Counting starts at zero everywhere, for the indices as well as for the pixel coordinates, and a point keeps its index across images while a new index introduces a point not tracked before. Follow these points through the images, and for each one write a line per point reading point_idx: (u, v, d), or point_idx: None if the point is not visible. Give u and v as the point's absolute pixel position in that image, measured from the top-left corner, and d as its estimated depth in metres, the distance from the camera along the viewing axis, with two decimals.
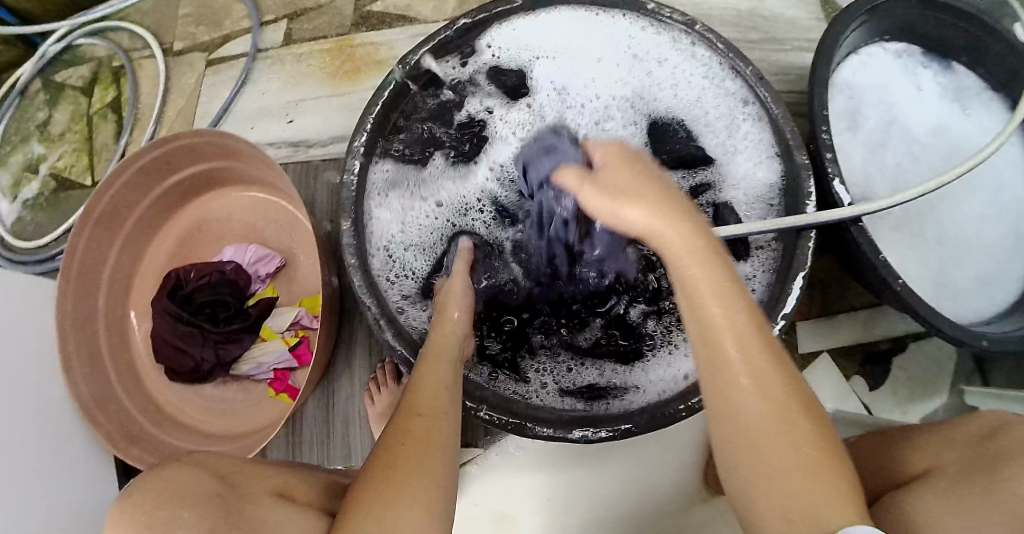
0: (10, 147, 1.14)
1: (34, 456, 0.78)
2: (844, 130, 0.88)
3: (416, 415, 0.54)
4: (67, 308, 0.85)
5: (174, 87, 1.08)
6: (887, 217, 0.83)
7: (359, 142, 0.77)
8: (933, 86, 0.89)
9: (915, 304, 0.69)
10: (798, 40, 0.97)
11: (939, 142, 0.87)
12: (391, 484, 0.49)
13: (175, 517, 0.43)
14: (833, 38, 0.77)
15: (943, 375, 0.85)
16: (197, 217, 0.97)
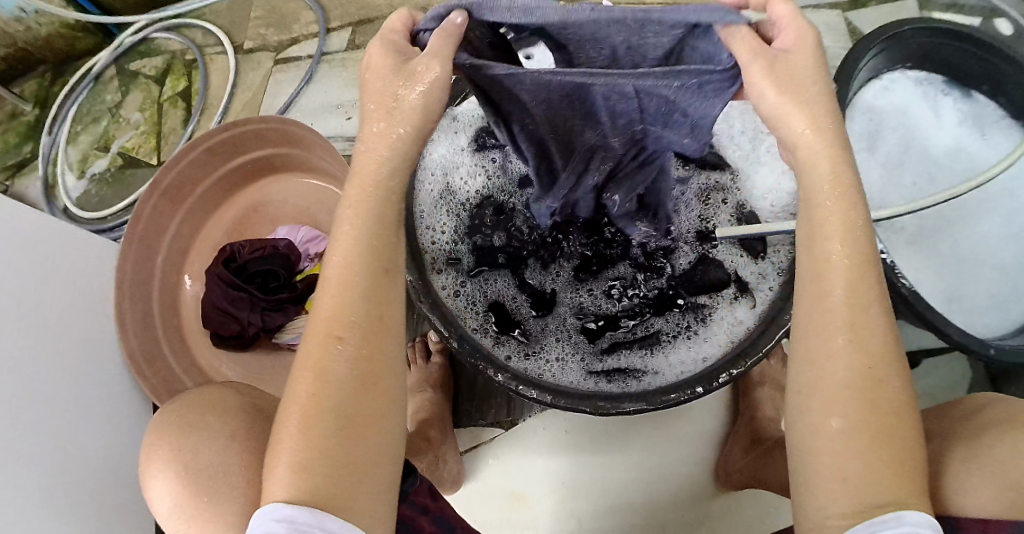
0: (82, 126, 1.23)
1: (84, 394, 0.84)
2: (862, 149, 0.96)
3: (338, 338, 0.46)
4: (127, 269, 0.92)
5: (242, 82, 1.17)
6: (901, 231, 0.90)
7: (418, 127, 0.85)
8: (953, 113, 0.96)
9: (922, 309, 0.73)
10: (826, 68, 1.05)
11: (955, 165, 0.93)
12: (309, 420, 0.44)
13: (206, 438, 0.54)
14: (850, 67, 0.85)
15: (957, 388, 0.88)
16: (253, 199, 1.04)
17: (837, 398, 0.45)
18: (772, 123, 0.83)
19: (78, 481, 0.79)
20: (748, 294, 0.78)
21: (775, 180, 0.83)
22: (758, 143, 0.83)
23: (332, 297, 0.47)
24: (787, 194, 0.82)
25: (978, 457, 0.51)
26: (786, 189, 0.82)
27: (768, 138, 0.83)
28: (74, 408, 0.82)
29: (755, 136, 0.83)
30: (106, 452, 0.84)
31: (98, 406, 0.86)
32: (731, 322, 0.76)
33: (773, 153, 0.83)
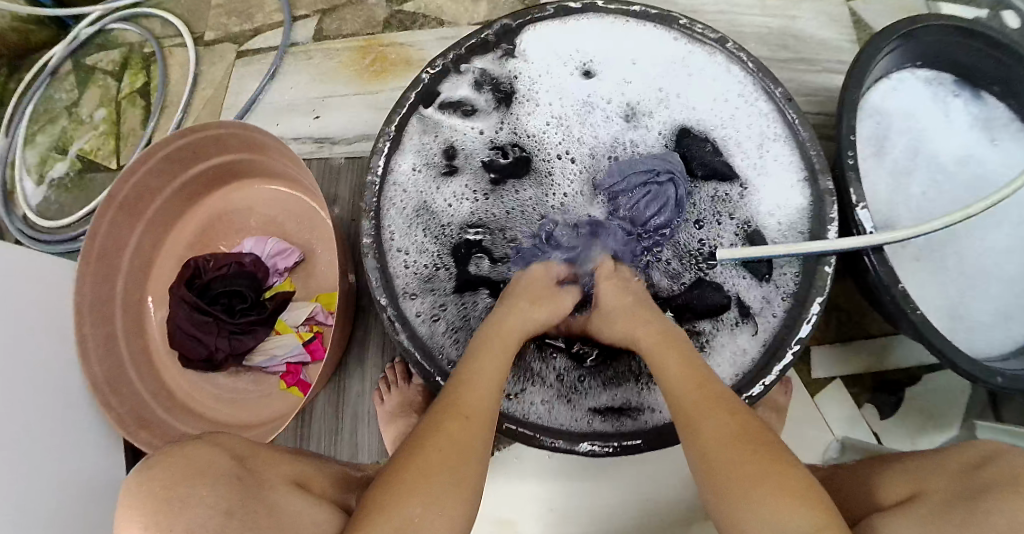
0: (38, 127, 1.15)
1: (43, 429, 0.79)
2: (871, 155, 0.87)
3: (465, 417, 0.54)
4: (86, 290, 0.86)
5: (204, 77, 1.09)
6: (908, 246, 0.83)
7: (387, 139, 0.79)
8: (963, 116, 0.89)
9: (931, 337, 0.68)
10: (828, 61, 0.97)
11: (963, 174, 0.87)
12: (420, 486, 0.49)
13: (193, 499, 0.45)
14: (865, 63, 0.77)
15: (956, 407, 0.84)
16: (219, 207, 0.97)
17: (720, 442, 0.52)
18: (782, 131, 0.80)
19: (41, 523, 0.74)
20: (750, 320, 0.75)
21: (783, 192, 0.79)
22: (766, 152, 0.80)
23: (465, 385, 0.57)
24: (797, 209, 0.78)
25: (980, 528, 0.47)
26: (797, 203, 0.78)
27: (777, 146, 0.80)
28: (33, 445, 0.77)
29: (765, 142, 0.80)
30: (72, 488, 0.80)
31: (64, 441, 0.81)
32: (733, 351, 0.75)
33: (783, 163, 0.80)
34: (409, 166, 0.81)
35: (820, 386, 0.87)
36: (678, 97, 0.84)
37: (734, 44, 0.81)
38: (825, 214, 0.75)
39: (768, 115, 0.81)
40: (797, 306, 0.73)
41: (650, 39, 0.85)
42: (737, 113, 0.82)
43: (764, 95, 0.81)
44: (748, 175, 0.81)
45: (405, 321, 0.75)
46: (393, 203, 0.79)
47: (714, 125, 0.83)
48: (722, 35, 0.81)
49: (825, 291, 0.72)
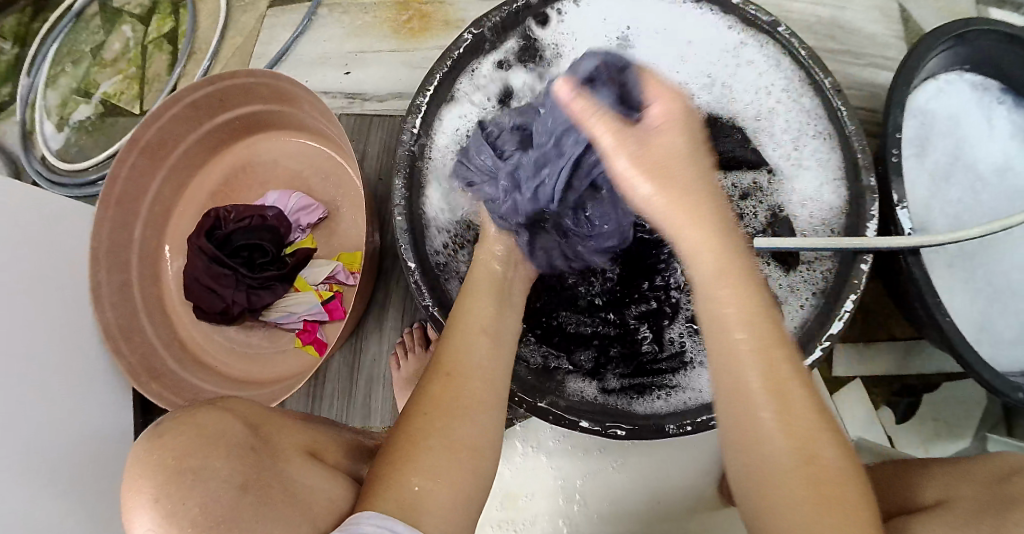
0: (61, 68, 1.12)
1: (54, 373, 0.77)
2: (910, 156, 0.84)
3: (448, 376, 0.54)
4: (103, 234, 0.83)
5: (233, 25, 1.06)
6: (942, 251, 0.80)
7: (420, 102, 0.76)
8: (1005, 125, 0.85)
9: (956, 343, 0.67)
10: (877, 57, 0.93)
11: (1003, 184, 0.83)
12: (421, 442, 0.49)
13: (207, 467, 0.44)
14: (915, 60, 0.74)
15: (972, 417, 0.82)
16: (243, 157, 0.95)
17: (777, 456, 0.43)
18: (825, 125, 0.75)
19: (46, 467, 0.72)
20: (779, 308, 0.74)
21: (816, 192, 0.76)
22: (801, 147, 0.77)
23: (456, 342, 0.56)
24: (827, 206, 0.75)
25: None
26: (829, 203, 0.75)
27: (817, 144, 0.76)
28: (43, 388, 0.75)
29: (804, 140, 0.77)
30: (85, 435, 0.79)
31: (77, 387, 0.80)
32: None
33: (821, 162, 0.76)
34: (452, 129, 0.79)
35: (840, 385, 0.84)
36: (729, 86, 0.81)
37: (786, 28, 0.75)
38: (865, 211, 0.71)
39: (812, 111, 0.76)
40: (831, 302, 0.71)
41: (705, 27, 0.81)
42: (780, 108, 0.78)
43: (811, 89, 0.76)
44: (783, 169, 0.78)
45: (433, 285, 0.73)
46: (426, 161, 0.77)
47: (753, 117, 0.80)
48: (776, 18, 0.75)
49: (863, 285, 0.69)
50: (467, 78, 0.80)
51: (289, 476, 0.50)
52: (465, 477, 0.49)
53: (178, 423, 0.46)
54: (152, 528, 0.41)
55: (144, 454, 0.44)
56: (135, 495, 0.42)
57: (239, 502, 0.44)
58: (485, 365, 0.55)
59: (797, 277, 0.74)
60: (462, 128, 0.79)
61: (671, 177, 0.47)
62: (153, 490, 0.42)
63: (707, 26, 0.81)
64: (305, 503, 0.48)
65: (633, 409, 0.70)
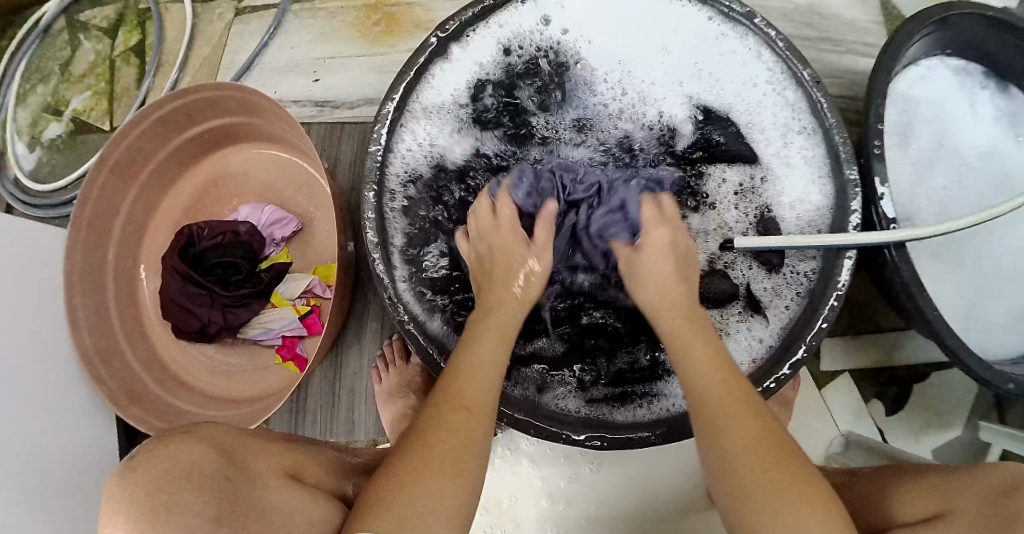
0: (30, 85, 1.10)
1: (33, 402, 0.76)
2: (894, 145, 0.82)
3: (466, 410, 0.52)
4: (76, 259, 0.82)
5: (200, 35, 1.04)
6: (927, 241, 0.79)
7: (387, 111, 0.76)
8: (988, 109, 0.83)
9: (945, 337, 0.66)
10: (856, 42, 0.91)
11: (988, 171, 0.81)
12: (427, 467, 0.48)
13: (180, 500, 0.44)
14: (899, 43, 0.72)
15: (963, 406, 0.81)
16: (215, 171, 0.93)
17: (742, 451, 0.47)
18: (809, 119, 0.74)
19: (29, 498, 0.72)
20: (762, 310, 0.72)
21: (804, 188, 0.74)
22: (789, 142, 0.75)
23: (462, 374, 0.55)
24: (814, 205, 0.74)
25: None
26: (816, 200, 0.74)
27: (802, 139, 0.75)
28: (23, 418, 0.74)
29: (789, 134, 0.75)
30: (68, 462, 0.79)
31: (59, 414, 0.80)
32: (754, 340, 0.72)
33: (807, 156, 0.75)
34: (423, 134, 0.78)
35: (828, 380, 0.83)
36: (709, 79, 0.78)
37: (762, 20, 0.75)
38: (847, 206, 0.71)
39: (795, 105, 0.75)
40: (815, 301, 0.70)
41: (686, 20, 0.79)
42: (764, 101, 0.76)
43: (794, 83, 0.75)
44: (772, 164, 0.75)
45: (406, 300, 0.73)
46: (398, 170, 0.77)
47: (740, 110, 0.77)
48: (751, 9, 0.75)
49: (844, 281, 0.69)
50: (439, 80, 0.78)
51: (263, 501, 0.50)
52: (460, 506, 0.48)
53: (150, 454, 0.46)
54: None
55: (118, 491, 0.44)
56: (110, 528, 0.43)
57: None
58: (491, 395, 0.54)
59: (781, 279, 0.72)
60: (435, 132, 0.78)
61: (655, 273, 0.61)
62: (128, 524, 0.43)
63: (688, 15, 0.79)
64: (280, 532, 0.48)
65: (619, 417, 0.69)
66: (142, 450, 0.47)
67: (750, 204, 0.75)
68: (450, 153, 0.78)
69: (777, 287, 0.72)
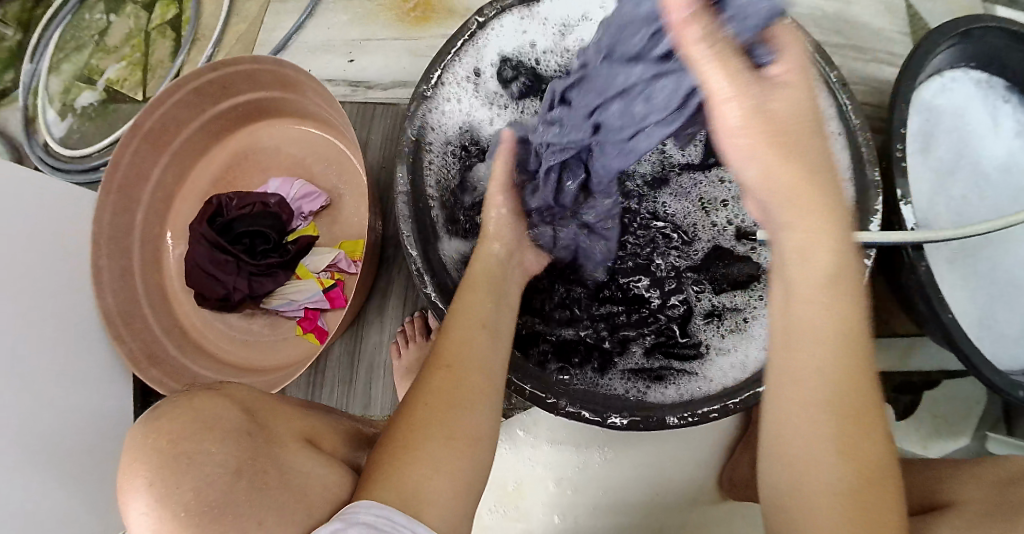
0: (64, 54, 1.12)
1: (54, 359, 0.77)
2: (915, 151, 0.84)
3: (448, 370, 0.55)
4: (104, 221, 0.83)
5: (236, 12, 1.05)
6: (945, 248, 0.80)
7: (426, 87, 0.75)
8: (1010, 122, 0.84)
9: (958, 337, 0.67)
10: (881, 52, 0.92)
11: (1006, 183, 0.82)
12: (407, 456, 0.50)
13: (202, 451, 0.45)
14: (922, 55, 0.74)
15: (973, 415, 0.82)
16: (246, 145, 0.94)
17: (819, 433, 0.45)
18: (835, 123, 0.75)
19: (45, 454, 0.72)
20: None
21: None
22: None
23: (458, 339, 0.58)
24: None
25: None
26: None
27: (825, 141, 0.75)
28: (44, 375, 0.75)
29: None
30: (86, 422, 0.79)
31: (79, 373, 0.80)
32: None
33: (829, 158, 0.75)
34: (446, 118, 0.78)
35: None
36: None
37: None
38: (870, 207, 0.71)
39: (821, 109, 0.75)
40: None
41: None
42: None
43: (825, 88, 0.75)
44: None
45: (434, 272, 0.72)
46: (428, 148, 0.76)
47: None
48: None
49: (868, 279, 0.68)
50: (469, 64, 0.78)
51: (282, 459, 0.50)
52: (463, 469, 0.51)
53: (175, 405, 0.47)
54: (147, 512, 0.43)
55: (141, 440, 0.45)
56: (131, 478, 0.44)
57: (234, 487, 0.45)
58: (485, 359, 0.57)
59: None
60: (454, 117, 0.79)
61: (792, 145, 0.43)
62: (149, 475, 0.43)
63: None
64: (303, 489, 0.49)
65: (645, 400, 0.69)
66: (176, 397, 0.49)
67: None
68: (456, 134, 0.79)
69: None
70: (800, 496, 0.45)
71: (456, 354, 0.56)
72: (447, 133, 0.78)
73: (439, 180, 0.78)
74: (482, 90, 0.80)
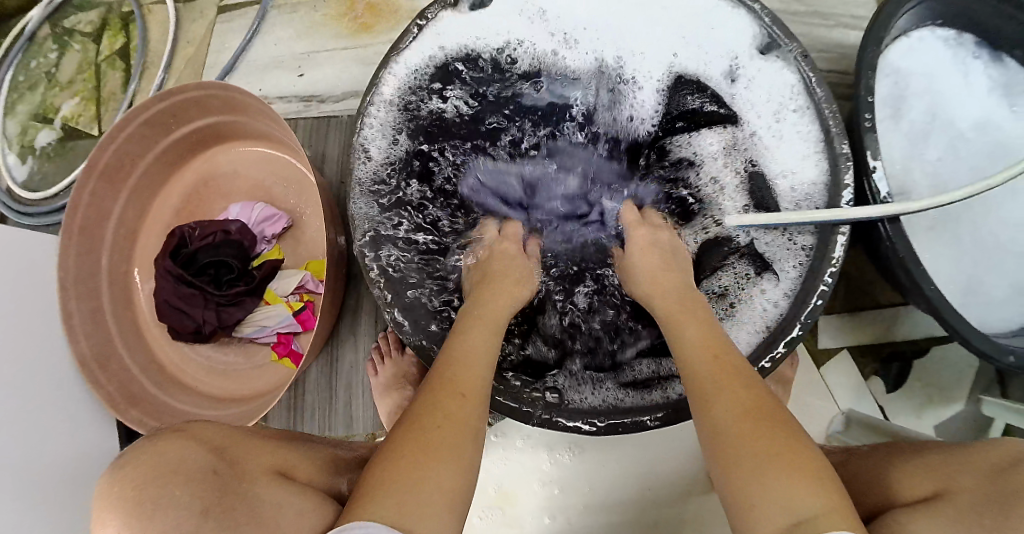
0: (18, 93, 1.10)
1: (31, 409, 0.76)
2: (887, 117, 0.81)
3: (462, 396, 0.53)
4: (69, 267, 0.82)
5: (184, 37, 1.03)
6: (923, 215, 0.78)
7: (370, 101, 0.75)
8: (982, 79, 0.82)
9: (942, 309, 0.65)
10: (843, 16, 0.90)
11: (983, 141, 0.80)
12: (421, 456, 0.48)
13: (169, 495, 0.44)
14: (886, 17, 0.71)
15: (965, 380, 0.80)
16: (205, 172, 0.93)
17: (755, 423, 0.49)
18: (804, 97, 0.72)
19: (30, 505, 0.72)
20: (770, 270, 0.71)
21: (796, 165, 0.73)
22: (781, 119, 0.73)
23: (458, 364, 0.56)
24: (808, 181, 0.72)
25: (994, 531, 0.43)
26: (809, 177, 0.72)
27: (798, 117, 0.73)
28: (21, 427, 0.74)
29: (783, 112, 0.73)
30: (70, 469, 0.79)
31: (59, 419, 0.80)
32: (766, 302, 0.71)
33: (803, 134, 0.72)
34: (400, 129, 0.78)
35: (823, 359, 0.83)
36: (696, 48, 0.77)
37: None
38: (841, 178, 0.69)
39: (789, 84, 0.73)
40: (809, 275, 0.69)
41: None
42: (755, 77, 0.75)
43: (790, 62, 0.72)
44: (761, 140, 0.74)
45: (397, 290, 0.73)
46: (381, 164, 0.76)
47: (724, 84, 0.76)
48: None
49: (840, 256, 0.68)
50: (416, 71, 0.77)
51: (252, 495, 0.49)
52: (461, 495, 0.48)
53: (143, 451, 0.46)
54: None
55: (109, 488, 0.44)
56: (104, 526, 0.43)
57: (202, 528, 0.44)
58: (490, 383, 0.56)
59: (783, 248, 0.71)
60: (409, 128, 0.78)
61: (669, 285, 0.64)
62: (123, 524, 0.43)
63: None
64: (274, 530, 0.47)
65: (627, 404, 0.67)
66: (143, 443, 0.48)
67: (726, 160, 0.76)
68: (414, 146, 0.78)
69: (776, 256, 0.72)
70: (752, 490, 0.45)
71: (467, 380, 0.55)
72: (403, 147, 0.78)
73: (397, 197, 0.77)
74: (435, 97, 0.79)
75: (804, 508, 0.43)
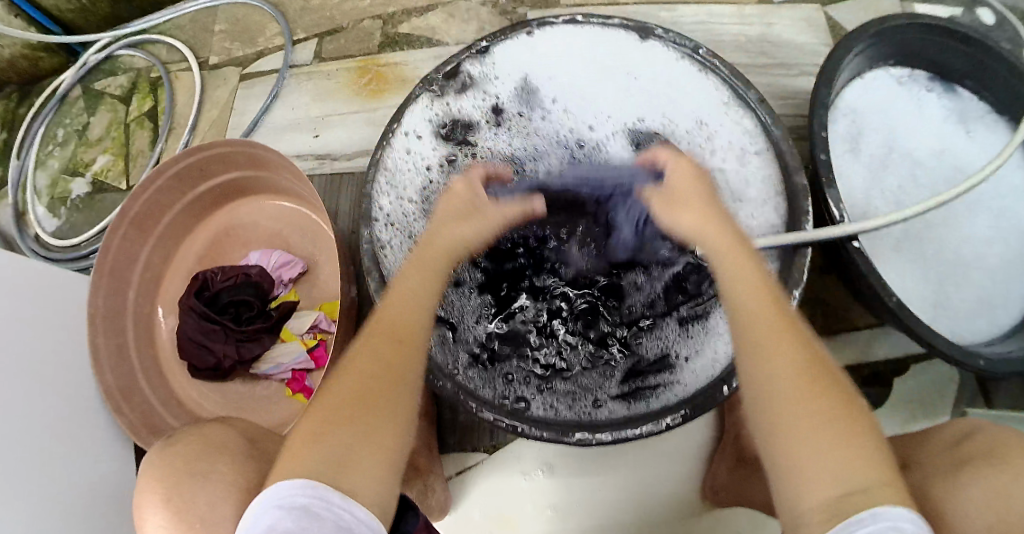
0: (48, 150, 1.19)
1: (58, 436, 0.82)
2: (846, 152, 0.92)
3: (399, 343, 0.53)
4: (98, 302, 0.90)
5: (208, 100, 1.14)
6: (888, 238, 0.88)
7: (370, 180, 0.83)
8: (937, 110, 0.93)
9: (908, 320, 0.73)
10: (806, 67, 1.02)
11: (943, 165, 0.91)
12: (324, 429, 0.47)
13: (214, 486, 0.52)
14: (835, 62, 0.83)
15: (946, 396, 0.87)
16: (225, 222, 1.02)
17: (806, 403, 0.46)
18: (762, 141, 0.81)
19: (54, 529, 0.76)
20: None
21: (757, 207, 0.79)
22: (746, 163, 0.81)
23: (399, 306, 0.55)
24: (769, 224, 0.77)
25: (956, 501, 0.50)
26: (768, 221, 0.78)
27: (759, 158, 0.80)
28: (50, 453, 0.79)
29: (747, 157, 0.81)
30: (88, 495, 0.83)
31: (79, 448, 0.85)
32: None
33: (763, 175, 0.80)
34: (401, 214, 0.83)
35: None
36: (665, 102, 0.86)
37: (705, 49, 0.84)
38: (800, 207, 0.76)
39: (753, 130, 0.81)
40: None
41: (648, 53, 0.87)
42: (719, 131, 0.83)
43: (746, 111, 0.82)
44: (729, 197, 0.80)
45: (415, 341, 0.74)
46: (385, 242, 0.81)
47: (692, 133, 0.84)
48: (692, 42, 0.85)
49: (803, 280, 0.71)
50: (397, 164, 0.85)
51: None
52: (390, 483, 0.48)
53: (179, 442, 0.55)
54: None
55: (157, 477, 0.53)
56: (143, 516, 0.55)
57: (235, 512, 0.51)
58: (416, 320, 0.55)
59: None
60: (411, 208, 0.84)
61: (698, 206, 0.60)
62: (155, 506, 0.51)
63: (641, 54, 0.87)
64: None
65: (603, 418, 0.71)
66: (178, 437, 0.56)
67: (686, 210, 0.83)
68: (428, 224, 0.84)
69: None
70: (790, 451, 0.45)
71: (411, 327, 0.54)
72: (412, 232, 0.83)
73: (411, 270, 0.81)
74: (436, 182, 0.86)
75: (855, 481, 0.43)
